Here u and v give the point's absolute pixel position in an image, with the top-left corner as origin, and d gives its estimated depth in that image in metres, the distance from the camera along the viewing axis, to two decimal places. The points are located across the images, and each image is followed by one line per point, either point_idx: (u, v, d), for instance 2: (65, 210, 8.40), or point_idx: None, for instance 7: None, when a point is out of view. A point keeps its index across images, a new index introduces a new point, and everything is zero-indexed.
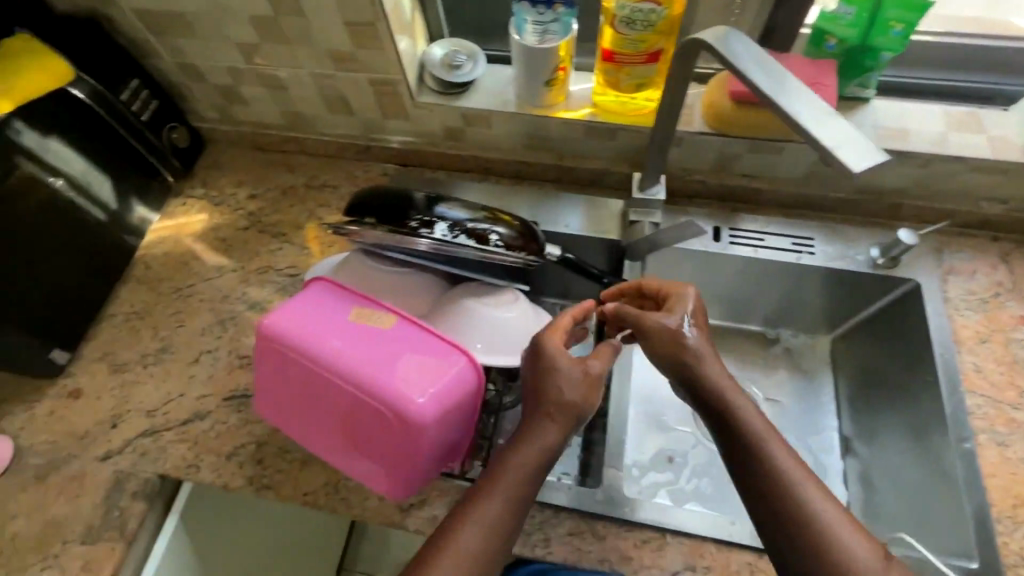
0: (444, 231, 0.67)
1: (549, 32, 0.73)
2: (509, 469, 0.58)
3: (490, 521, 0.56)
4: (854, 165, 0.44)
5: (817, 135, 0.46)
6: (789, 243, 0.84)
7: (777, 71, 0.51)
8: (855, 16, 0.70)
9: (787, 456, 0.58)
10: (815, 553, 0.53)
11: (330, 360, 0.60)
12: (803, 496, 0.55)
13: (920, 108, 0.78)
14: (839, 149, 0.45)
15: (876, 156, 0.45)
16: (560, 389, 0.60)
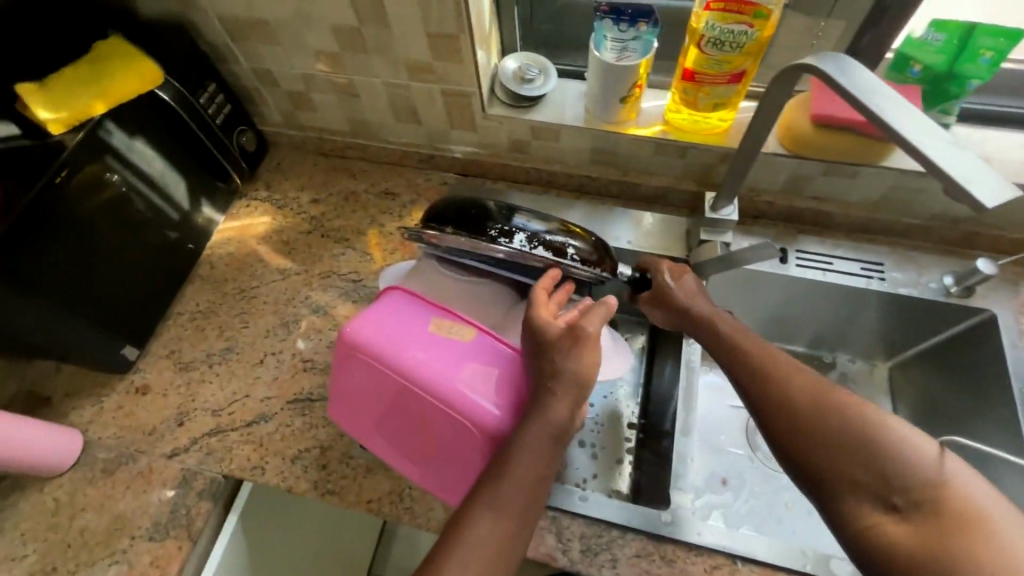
0: (523, 242, 0.67)
1: (628, 50, 0.74)
2: (522, 460, 0.54)
3: (507, 505, 0.53)
4: (984, 200, 0.45)
5: (944, 166, 0.46)
6: (857, 267, 0.83)
7: (883, 95, 0.51)
8: (944, 43, 0.70)
9: (772, 353, 0.60)
10: (796, 431, 0.54)
11: (410, 370, 0.60)
12: (775, 376, 0.57)
13: (1003, 136, 0.76)
14: (970, 184, 0.45)
15: (1004, 191, 0.45)
16: (559, 361, 0.58)
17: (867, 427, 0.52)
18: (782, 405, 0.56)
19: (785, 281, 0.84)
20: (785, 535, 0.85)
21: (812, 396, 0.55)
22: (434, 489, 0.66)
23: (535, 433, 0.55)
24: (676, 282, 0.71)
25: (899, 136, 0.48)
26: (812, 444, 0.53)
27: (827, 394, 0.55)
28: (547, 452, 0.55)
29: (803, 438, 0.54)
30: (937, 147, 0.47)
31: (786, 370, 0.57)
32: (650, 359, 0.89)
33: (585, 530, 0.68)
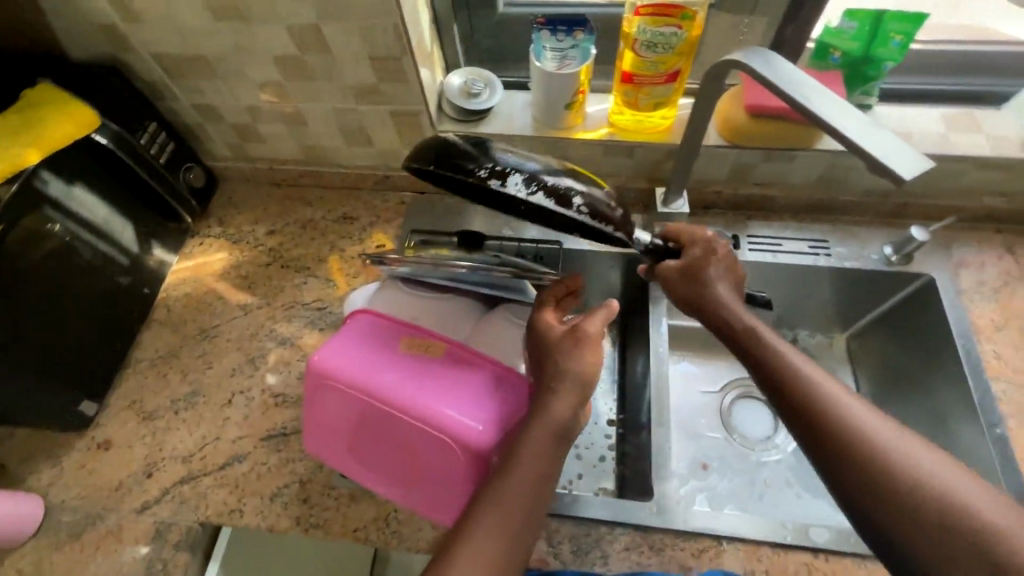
0: (520, 185, 0.57)
1: (567, 58, 0.76)
2: (526, 455, 0.54)
3: (507, 511, 0.51)
4: (903, 172, 0.48)
5: (869, 147, 0.49)
6: (805, 246, 0.87)
7: (807, 87, 0.55)
8: (857, 31, 0.74)
9: (822, 374, 0.56)
10: (867, 478, 0.48)
11: (381, 392, 0.59)
12: (841, 414, 0.52)
13: (921, 112, 0.81)
14: (889, 159, 0.48)
15: (919, 162, 0.49)
16: (561, 360, 0.59)
17: (925, 462, 0.48)
18: (844, 443, 0.51)
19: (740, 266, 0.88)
20: (768, 511, 0.88)
21: (884, 444, 0.49)
22: (422, 511, 0.63)
23: (538, 429, 0.55)
24: (710, 281, 0.66)
25: (827, 123, 0.51)
26: (885, 497, 0.47)
27: (898, 441, 0.49)
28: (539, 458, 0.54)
29: (856, 464, 0.49)
30: (860, 130, 0.50)
31: (839, 393, 0.54)
32: (623, 354, 0.91)
33: (574, 531, 0.69)
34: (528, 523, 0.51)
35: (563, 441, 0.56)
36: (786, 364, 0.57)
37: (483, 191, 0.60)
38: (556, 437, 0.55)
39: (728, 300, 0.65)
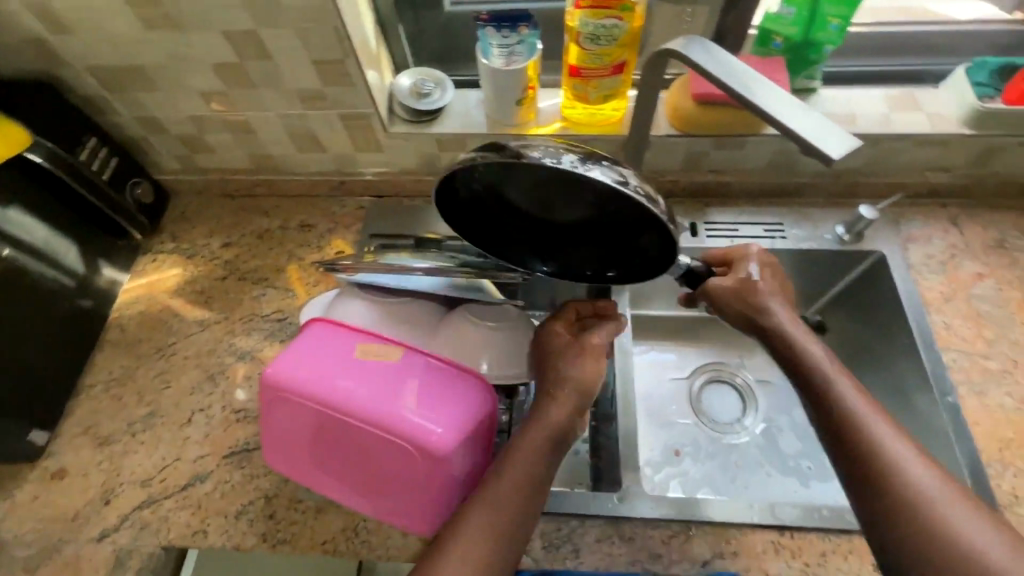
0: (573, 162, 0.54)
1: (514, 55, 0.76)
2: (519, 454, 0.57)
3: (500, 504, 0.54)
4: (832, 152, 0.48)
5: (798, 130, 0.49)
6: (761, 230, 0.88)
7: (745, 75, 0.55)
8: (795, 15, 0.76)
9: (862, 398, 0.57)
10: (877, 487, 0.51)
11: (336, 401, 0.57)
12: (868, 427, 0.54)
13: (863, 94, 0.83)
14: (817, 140, 0.48)
15: (850, 142, 0.49)
16: (563, 366, 0.62)
17: (940, 489, 0.50)
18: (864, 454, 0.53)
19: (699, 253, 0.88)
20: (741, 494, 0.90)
21: (901, 459, 0.52)
22: (388, 518, 0.62)
23: (534, 429, 0.59)
24: (764, 299, 0.66)
25: (760, 109, 0.52)
26: (889, 505, 0.50)
27: (912, 459, 0.52)
28: (532, 451, 0.57)
29: (881, 480, 0.51)
30: (792, 116, 0.50)
31: (877, 417, 0.55)
32: None
33: (544, 527, 0.68)
34: (525, 517, 0.55)
35: (561, 450, 0.59)
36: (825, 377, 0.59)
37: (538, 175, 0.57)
38: (555, 447, 0.58)
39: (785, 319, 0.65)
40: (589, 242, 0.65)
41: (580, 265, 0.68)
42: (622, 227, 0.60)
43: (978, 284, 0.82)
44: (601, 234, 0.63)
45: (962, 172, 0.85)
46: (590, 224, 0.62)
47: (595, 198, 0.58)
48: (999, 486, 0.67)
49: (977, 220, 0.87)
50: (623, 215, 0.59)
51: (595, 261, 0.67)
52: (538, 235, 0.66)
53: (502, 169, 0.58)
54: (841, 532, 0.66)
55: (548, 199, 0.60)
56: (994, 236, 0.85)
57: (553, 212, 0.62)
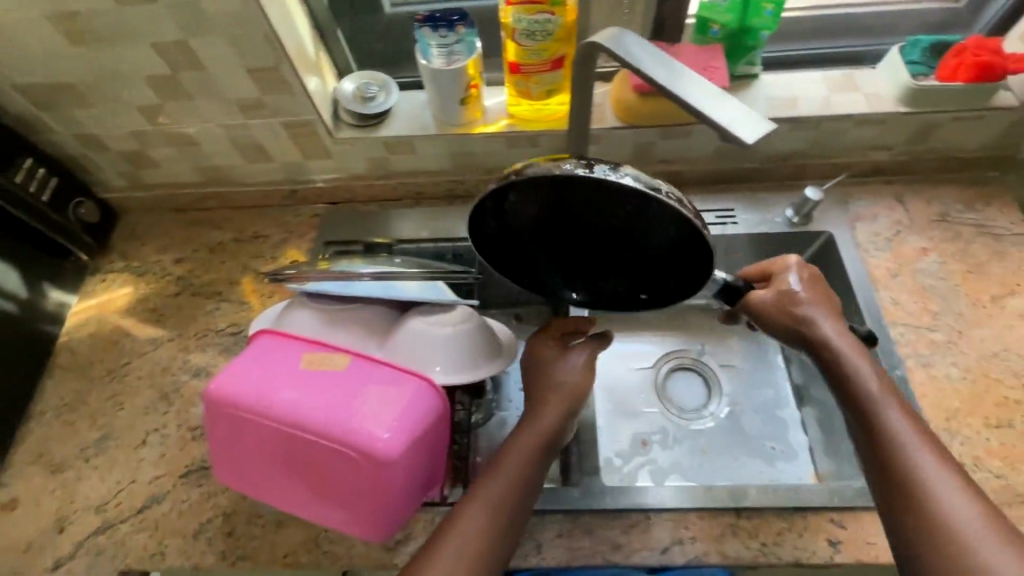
0: (606, 172, 0.53)
1: (455, 54, 0.76)
2: (511, 456, 0.59)
3: (495, 500, 0.56)
4: (747, 136, 0.48)
5: (713, 118, 0.49)
6: (712, 217, 0.89)
7: (667, 64, 0.55)
8: (729, 4, 0.78)
9: (908, 421, 0.54)
10: (902, 496, 0.50)
11: (281, 413, 0.57)
12: (902, 438, 0.52)
13: (804, 77, 0.84)
14: (732, 125, 0.48)
15: (765, 125, 0.48)
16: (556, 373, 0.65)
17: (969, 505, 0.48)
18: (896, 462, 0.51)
19: None
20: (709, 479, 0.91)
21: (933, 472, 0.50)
22: (343, 529, 0.61)
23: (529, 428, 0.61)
24: (811, 314, 0.63)
25: (677, 99, 0.51)
26: (910, 513, 0.49)
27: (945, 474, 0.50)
28: (520, 449, 0.59)
29: (912, 504, 0.49)
30: (708, 105, 0.50)
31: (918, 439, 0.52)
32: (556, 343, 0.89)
33: None
34: (514, 516, 0.56)
35: (549, 448, 0.61)
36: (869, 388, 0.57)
37: (572, 191, 0.55)
38: (533, 444, 0.60)
39: (835, 334, 0.61)
40: (621, 264, 0.62)
41: (613, 289, 0.65)
42: (655, 242, 0.57)
43: (923, 259, 0.84)
44: (634, 252, 0.60)
45: (904, 149, 0.87)
46: (623, 243, 0.59)
47: (628, 212, 0.55)
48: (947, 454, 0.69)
49: (921, 196, 0.88)
50: (656, 228, 0.56)
51: (627, 284, 0.64)
52: (570, 260, 0.64)
53: (533, 189, 0.56)
54: (796, 510, 0.67)
55: (580, 217, 0.58)
56: (937, 210, 0.87)
57: (584, 233, 0.59)
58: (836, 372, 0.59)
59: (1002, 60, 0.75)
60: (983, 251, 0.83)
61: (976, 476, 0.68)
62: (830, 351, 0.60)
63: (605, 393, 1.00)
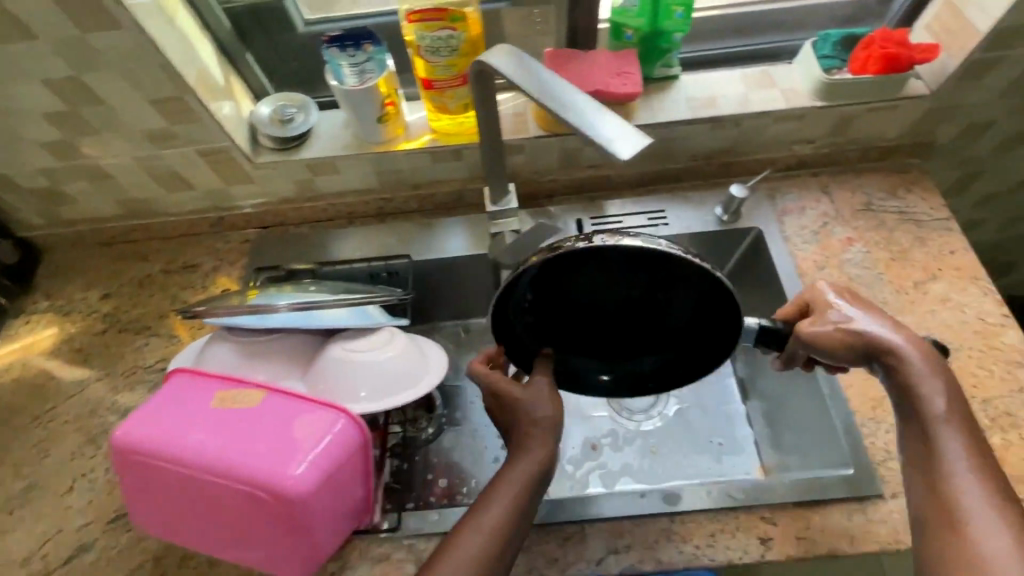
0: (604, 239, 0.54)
1: (367, 72, 0.75)
2: (507, 483, 0.59)
3: (490, 528, 0.56)
4: (623, 152, 0.48)
5: (591, 133, 0.49)
6: (644, 219, 0.89)
7: (550, 81, 0.54)
8: (639, 8, 0.77)
9: (967, 451, 0.53)
10: (937, 519, 0.51)
11: (191, 457, 0.56)
12: (947, 466, 0.53)
13: (721, 75, 0.85)
14: (608, 142, 0.48)
15: (642, 138, 0.49)
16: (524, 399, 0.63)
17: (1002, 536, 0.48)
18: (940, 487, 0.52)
19: None
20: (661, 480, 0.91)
21: (972, 502, 0.50)
22: (267, 569, 0.60)
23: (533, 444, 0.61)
24: (872, 329, 0.61)
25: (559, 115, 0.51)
26: (939, 534, 0.50)
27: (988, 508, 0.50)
28: (518, 479, 0.59)
29: (951, 533, 0.50)
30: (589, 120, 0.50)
31: (969, 469, 0.52)
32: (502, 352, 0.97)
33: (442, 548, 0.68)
34: (510, 541, 0.57)
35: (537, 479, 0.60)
36: (929, 413, 0.56)
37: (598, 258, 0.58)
38: None
39: (905, 349, 0.59)
40: (644, 326, 0.64)
41: (649, 356, 0.67)
42: (680, 296, 0.61)
43: (849, 249, 0.85)
44: (664, 313, 0.63)
45: (825, 142, 0.88)
46: (643, 306, 0.62)
47: (653, 267, 0.59)
48: (872, 444, 0.70)
49: (845, 186, 0.90)
50: (681, 284, 0.59)
51: (660, 348, 0.66)
52: (600, 337, 0.65)
53: (557, 263, 0.58)
54: (728, 510, 0.68)
55: (606, 284, 0.61)
56: (861, 200, 0.88)
57: (612, 300, 0.62)
58: (902, 387, 0.58)
59: (908, 51, 0.76)
60: (906, 238, 0.85)
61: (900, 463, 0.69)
62: (901, 370, 0.58)
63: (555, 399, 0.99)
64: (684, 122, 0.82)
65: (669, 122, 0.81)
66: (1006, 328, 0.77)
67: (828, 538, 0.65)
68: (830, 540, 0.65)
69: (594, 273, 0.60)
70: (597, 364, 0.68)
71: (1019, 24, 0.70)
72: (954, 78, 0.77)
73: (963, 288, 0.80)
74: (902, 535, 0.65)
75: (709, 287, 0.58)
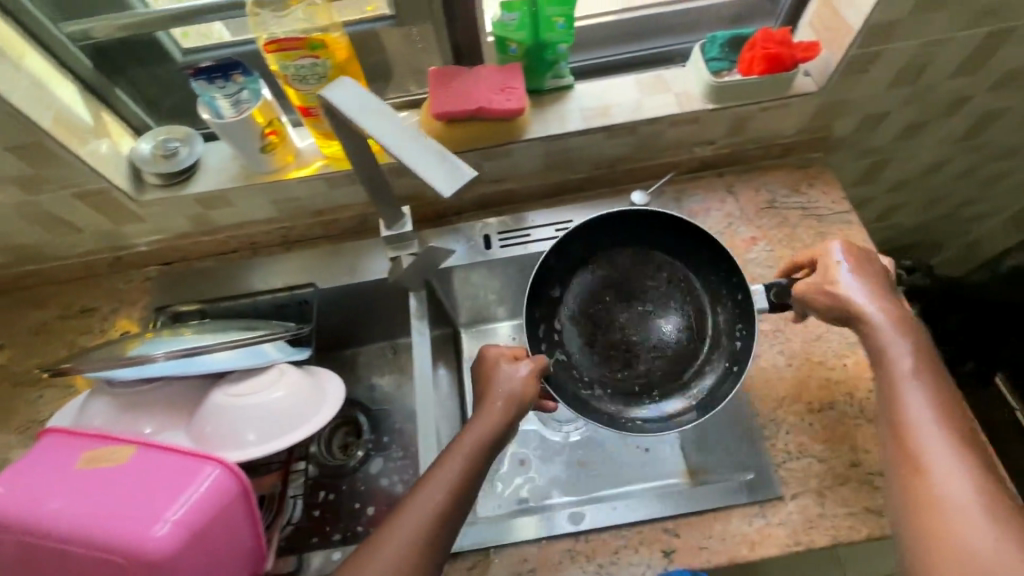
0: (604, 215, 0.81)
1: (243, 102, 0.72)
2: (466, 438, 0.62)
3: (452, 480, 0.58)
4: (447, 189, 0.46)
5: (420, 170, 0.47)
6: (552, 231, 0.88)
7: (384, 112, 0.51)
8: (519, 21, 0.75)
9: (933, 407, 0.52)
10: (913, 485, 0.49)
11: (46, 524, 0.53)
12: (915, 426, 0.51)
13: (617, 82, 0.84)
14: (434, 181, 0.46)
15: (467, 176, 0.47)
16: (497, 377, 0.66)
17: (973, 495, 0.47)
18: (914, 447, 0.51)
19: (496, 265, 0.88)
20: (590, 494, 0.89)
21: (944, 462, 0.49)
22: None
23: (485, 415, 0.63)
24: (853, 293, 0.60)
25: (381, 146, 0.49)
26: (916, 502, 0.49)
27: (962, 467, 0.48)
28: (473, 439, 0.61)
29: (920, 489, 0.49)
30: (412, 148, 0.48)
31: (934, 417, 0.51)
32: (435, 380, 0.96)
33: None
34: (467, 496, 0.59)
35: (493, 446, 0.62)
36: (895, 371, 0.54)
37: (603, 264, 0.82)
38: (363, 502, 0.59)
39: (872, 311, 0.58)
40: (673, 332, 0.79)
41: (692, 363, 0.78)
42: (682, 282, 0.81)
43: (752, 248, 0.85)
44: (679, 314, 0.80)
45: (726, 142, 0.88)
46: (664, 311, 0.80)
47: (649, 267, 0.82)
48: (773, 446, 0.71)
49: (749, 184, 0.90)
50: (675, 273, 0.82)
51: (693, 353, 0.78)
52: (639, 351, 0.79)
53: (572, 278, 0.82)
54: (631, 524, 0.67)
55: (623, 296, 0.81)
56: (765, 197, 0.89)
57: (634, 312, 0.80)
58: (874, 345, 0.57)
59: (790, 50, 0.76)
60: (808, 234, 0.85)
61: (799, 463, 0.70)
62: (871, 330, 0.58)
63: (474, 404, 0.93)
64: (578, 133, 0.81)
65: (564, 133, 0.80)
66: None
67: (729, 545, 0.66)
68: (732, 547, 0.65)
69: (609, 279, 0.82)
70: (643, 381, 0.78)
71: (888, 21, 0.70)
72: (837, 75, 0.77)
73: None
74: (801, 535, 0.65)
75: (694, 264, 0.81)
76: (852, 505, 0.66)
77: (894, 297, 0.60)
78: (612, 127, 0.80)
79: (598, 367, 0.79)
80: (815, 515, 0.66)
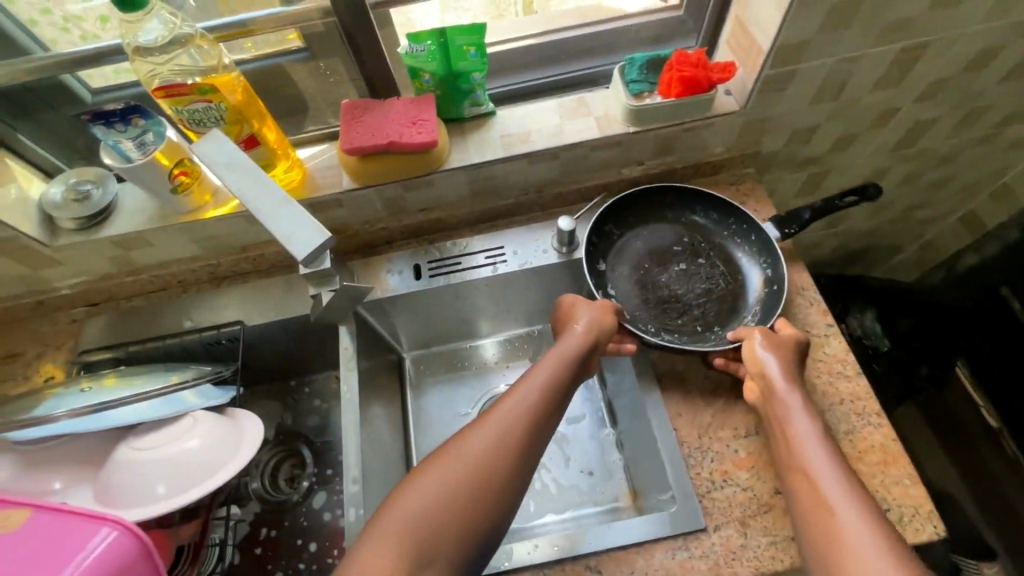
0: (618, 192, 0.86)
1: (148, 144, 0.70)
2: (549, 358, 0.68)
3: (536, 388, 0.64)
4: (303, 251, 0.55)
5: (272, 226, 0.56)
6: (482, 258, 0.87)
7: (243, 165, 0.57)
8: (428, 52, 0.73)
9: (827, 458, 0.57)
10: (816, 531, 0.53)
11: None
12: (814, 477, 0.56)
13: (538, 107, 0.83)
14: (291, 239, 0.56)
15: (318, 237, 0.56)
16: (576, 309, 0.75)
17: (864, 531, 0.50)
18: (814, 497, 0.55)
19: (428, 295, 0.87)
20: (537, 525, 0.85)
21: (835, 506, 0.53)
22: None
23: (567, 339, 0.70)
24: (763, 358, 0.67)
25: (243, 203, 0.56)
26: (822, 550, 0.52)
27: (853, 508, 0.52)
28: (556, 357, 0.68)
29: (823, 535, 0.52)
30: (265, 199, 0.56)
31: (834, 467, 0.56)
32: None
33: None
34: (548, 407, 0.63)
35: (574, 369, 0.67)
36: (790, 431, 0.61)
37: (635, 237, 0.87)
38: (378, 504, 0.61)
39: (780, 378, 0.65)
40: (713, 279, 0.84)
41: (741, 301, 0.82)
42: (706, 238, 0.86)
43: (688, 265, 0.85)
44: (711, 266, 0.84)
45: (655, 162, 0.87)
46: (699, 263, 0.85)
47: (673, 233, 0.86)
48: (697, 474, 0.70)
49: None
50: (697, 234, 0.86)
51: (737, 293, 0.82)
52: (689, 300, 0.83)
53: (612, 252, 0.86)
54: (556, 562, 0.66)
55: (660, 261, 0.85)
56: None
57: (674, 272, 0.84)
58: (774, 412, 0.64)
59: (705, 72, 0.74)
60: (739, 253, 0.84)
61: (724, 492, 0.69)
62: (773, 397, 0.64)
63: (419, 433, 0.93)
64: (499, 162, 0.79)
65: (485, 162, 0.79)
66: (829, 340, 0.77)
67: None
68: None
69: (643, 247, 0.86)
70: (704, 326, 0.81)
71: (798, 40, 0.69)
72: (754, 95, 0.77)
73: (789, 301, 0.80)
74: (722, 568, 0.65)
75: (711, 219, 0.86)
76: (774, 534, 0.66)
77: (799, 366, 0.67)
78: (533, 154, 0.80)
79: (659, 319, 0.81)
80: (737, 546, 0.66)
